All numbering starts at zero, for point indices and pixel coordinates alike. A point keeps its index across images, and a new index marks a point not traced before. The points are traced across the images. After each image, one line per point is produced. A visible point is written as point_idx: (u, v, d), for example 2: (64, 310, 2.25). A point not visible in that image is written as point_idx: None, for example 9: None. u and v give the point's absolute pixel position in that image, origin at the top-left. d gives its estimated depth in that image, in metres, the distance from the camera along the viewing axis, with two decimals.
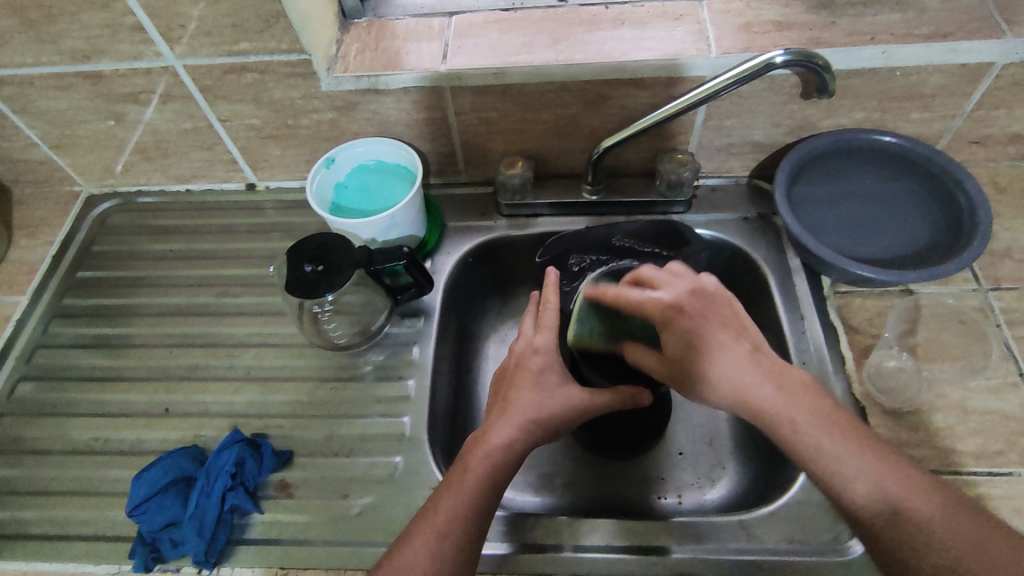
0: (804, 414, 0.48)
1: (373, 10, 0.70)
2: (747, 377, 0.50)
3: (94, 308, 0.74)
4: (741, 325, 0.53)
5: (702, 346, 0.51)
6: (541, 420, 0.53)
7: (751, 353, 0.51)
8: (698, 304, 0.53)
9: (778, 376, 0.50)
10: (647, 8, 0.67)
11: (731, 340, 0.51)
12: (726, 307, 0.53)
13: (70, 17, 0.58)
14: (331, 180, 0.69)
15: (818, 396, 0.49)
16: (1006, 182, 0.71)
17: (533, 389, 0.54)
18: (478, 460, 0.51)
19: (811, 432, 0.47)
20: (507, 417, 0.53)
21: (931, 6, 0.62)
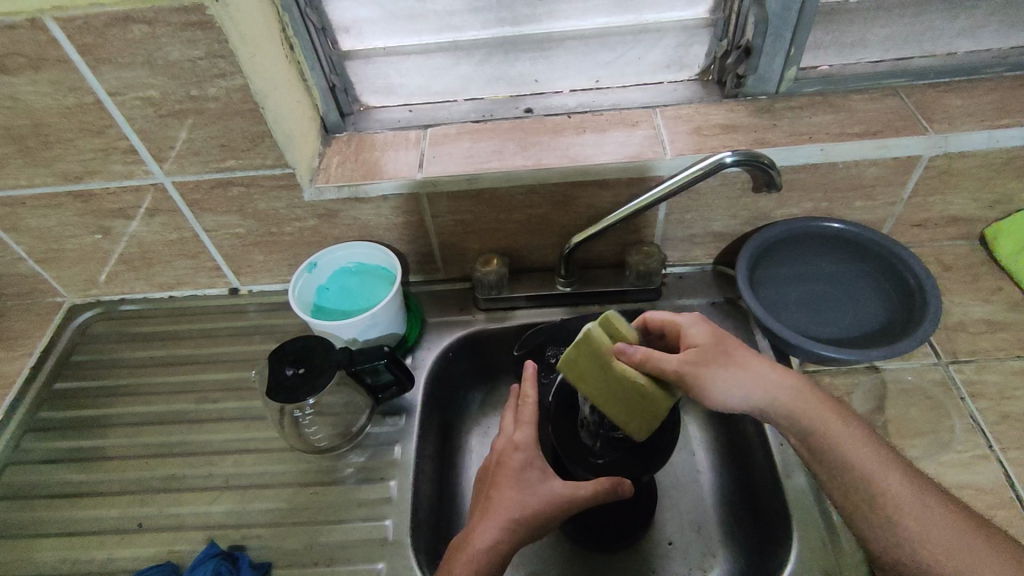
0: (835, 421, 0.53)
1: (353, 125, 0.76)
2: (780, 378, 0.55)
3: (69, 420, 0.73)
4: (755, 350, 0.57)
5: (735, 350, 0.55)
6: (524, 521, 0.53)
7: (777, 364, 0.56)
8: (715, 325, 0.58)
9: (810, 389, 0.55)
10: (606, 116, 0.73)
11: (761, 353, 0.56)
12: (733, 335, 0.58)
13: (66, 143, 0.62)
14: (312, 282, 0.71)
15: (843, 410, 0.55)
16: (951, 260, 0.76)
17: (514, 487, 0.55)
18: (462, 563, 0.51)
19: (839, 435, 0.52)
20: (491, 516, 0.53)
21: (859, 108, 0.69)
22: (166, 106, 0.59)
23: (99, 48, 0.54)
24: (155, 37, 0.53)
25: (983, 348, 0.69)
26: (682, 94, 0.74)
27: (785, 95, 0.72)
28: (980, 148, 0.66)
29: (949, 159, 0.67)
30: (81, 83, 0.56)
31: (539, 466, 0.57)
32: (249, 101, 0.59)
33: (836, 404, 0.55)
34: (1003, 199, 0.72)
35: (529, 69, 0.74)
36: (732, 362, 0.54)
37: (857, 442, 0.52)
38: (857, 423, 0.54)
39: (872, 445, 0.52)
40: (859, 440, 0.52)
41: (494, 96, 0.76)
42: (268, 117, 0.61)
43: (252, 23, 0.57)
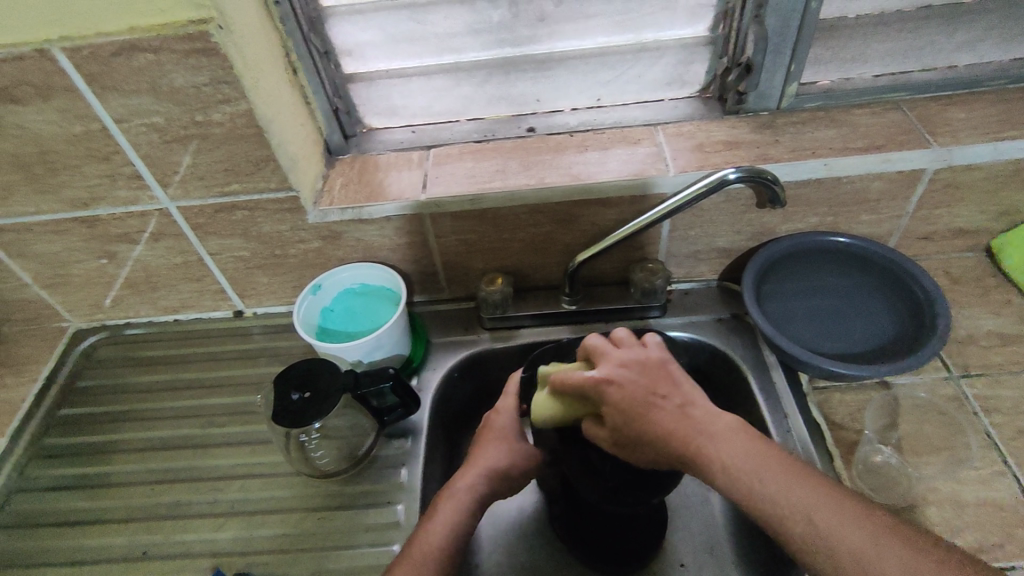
0: (734, 456, 0.48)
1: (357, 146, 0.76)
2: (679, 435, 0.50)
3: (74, 447, 0.72)
4: (675, 385, 0.53)
5: (642, 414, 0.51)
6: (502, 471, 0.60)
7: (682, 414, 0.51)
8: (630, 375, 0.53)
9: (706, 425, 0.50)
10: (609, 134, 0.73)
11: (663, 401, 0.51)
12: (659, 371, 0.53)
13: (72, 169, 0.62)
14: (317, 304, 0.71)
15: (749, 439, 0.49)
16: (959, 272, 0.75)
17: (496, 444, 0.61)
18: (446, 508, 0.56)
19: (742, 472, 0.47)
20: (453, 499, 0.57)
21: (862, 122, 0.69)
22: (171, 131, 0.59)
23: (105, 76, 0.54)
24: (160, 64, 0.54)
25: (995, 361, 0.68)
26: (684, 111, 0.75)
27: (786, 111, 0.72)
28: (984, 161, 0.66)
29: (953, 171, 0.67)
30: (88, 110, 0.57)
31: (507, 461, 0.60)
32: (253, 126, 0.59)
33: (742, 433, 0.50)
34: (1010, 211, 0.71)
35: (530, 88, 0.74)
36: (640, 433, 0.51)
37: (780, 478, 0.46)
38: (766, 456, 0.48)
39: (785, 474, 0.47)
40: (787, 478, 0.46)
41: (497, 115, 0.77)
42: (272, 141, 0.61)
43: (256, 48, 0.58)
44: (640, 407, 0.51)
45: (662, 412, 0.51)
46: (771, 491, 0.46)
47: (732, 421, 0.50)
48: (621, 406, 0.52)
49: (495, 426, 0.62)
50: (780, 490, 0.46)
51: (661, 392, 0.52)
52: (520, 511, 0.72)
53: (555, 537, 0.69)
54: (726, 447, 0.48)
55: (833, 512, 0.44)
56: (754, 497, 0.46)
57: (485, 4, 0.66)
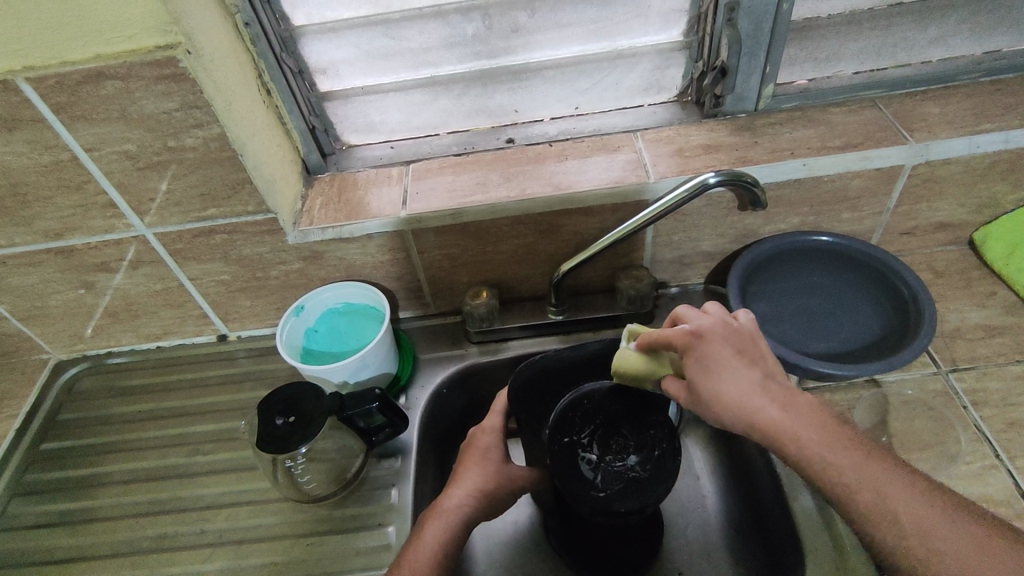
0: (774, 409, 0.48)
1: (336, 165, 0.76)
2: (752, 399, 0.49)
3: (57, 482, 0.71)
4: (758, 357, 0.52)
5: (716, 373, 0.50)
6: (490, 488, 0.60)
7: (761, 383, 0.50)
8: (719, 336, 0.52)
9: (776, 393, 0.49)
10: (588, 142, 0.73)
11: (743, 367, 0.50)
12: (745, 339, 0.52)
13: (44, 201, 0.61)
14: (301, 326, 0.70)
15: (798, 401, 0.49)
16: (943, 266, 0.76)
17: (481, 462, 0.61)
18: (433, 525, 0.56)
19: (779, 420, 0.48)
20: (442, 518, 0.57)
21: (839, 121, 0.69)
22: (144, 158, 0.58)
23: (73, 105, 0.54)
24: (129, 91, 0.53)
25: (983, 354, 0.68)
26: (662, 116, 0.75)
27: (764, 112, 0.72)
28: (961, 155, 0.66)
29: (931, 167, 0.67)
30: (57, 141, 0.56)
31: (495, 480, 0.60)
32: (227, 149, 0.58)
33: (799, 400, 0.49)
34: (989, 203, 0.72)
35: (508, 99, 0.74)
36: (713, 388, 0.50)
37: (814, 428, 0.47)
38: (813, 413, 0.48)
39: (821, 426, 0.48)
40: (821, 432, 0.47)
41: (475, 127, 0.76)
42: (247, 164, 0.60)
43: (225, 72, 0.57)
44: (718, 364, 0.50)
45: (732, 375, 0.50)
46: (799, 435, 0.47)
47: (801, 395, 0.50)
48: (700, 361, 0.51)
49: (483, 443, 0.63)
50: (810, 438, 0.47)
51: (743, 351, 0.52)
52: (514, 523, 0.71)
53: (552, 552, 0.68)
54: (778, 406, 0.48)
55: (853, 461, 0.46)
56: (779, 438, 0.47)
57: (458, 18, 0.65)
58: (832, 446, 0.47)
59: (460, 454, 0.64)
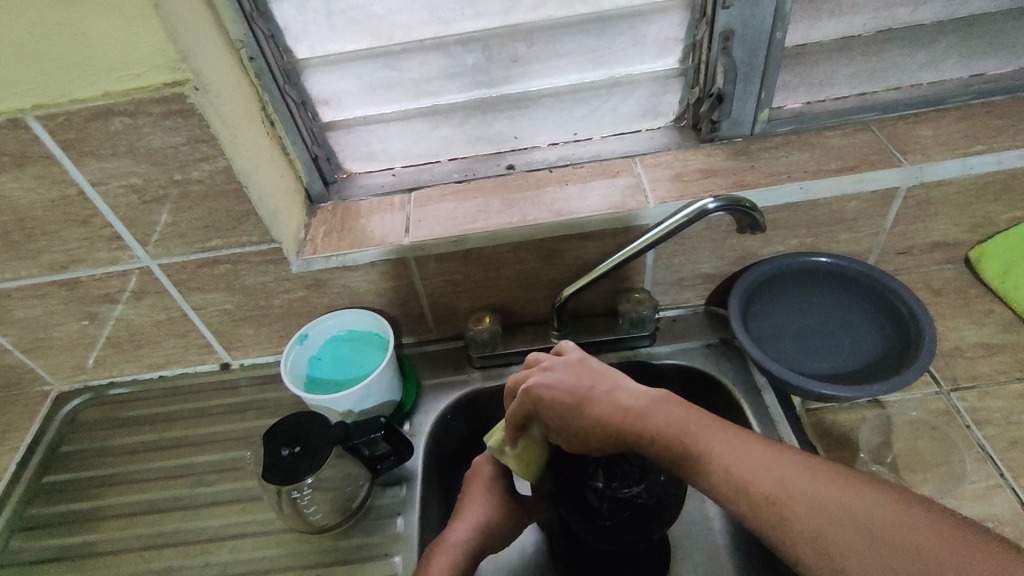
0: (678, 428, 0.48)
1: (338, 193, 0.76)
2: (625, 407, 0.50)
3: (59, 516, 0.70)
4: (600, 374, 0.52)
5: (580, 409, 0.50)
6: (494, 520, 0.60)
7: (617, 396, 0.50)
8: (560, 374, 0.52)
9: (657, 402, 0.50)
10: (587, 168, 0.74)
11: (600, 389, 0.51)
12: (580, 367, 0.52)
13: (49, 234, 0.62)
14: (305, 354, 0.71)
15: (697, 415, 0.49)
16: (941, 284, 0.76)
17: (486, 493, 0.61)
18: (440, 558, 0.56)
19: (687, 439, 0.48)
20: (448, 554, 0.56)
21: (834, 144, 0.70)
22: (150, 191, 0.59)
23: (81, 141, 0.54)
24: (137, 127, 0.54)
25: (983, 372, 0.68)
26: (659, 141, 0.76)
27: (759, 136, 0.74)
28: (954, 176, 0.67)
29: (926, 188, 0.68)
30: (64, 176, 0.57)
31: (501, 512, 0.60)
32: (232, 182, 0.59)
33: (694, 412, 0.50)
34: (984, 223, 0.73)
35: (508, 127, 0.75)
36: (592, 422, 0.50)
37: (722, 442, 0.48)
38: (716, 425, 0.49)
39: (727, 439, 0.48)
40: (729, 446, 0.47)
41: (476, 154, 0.77)
42: (252, 195, 0.61)
43: (232, 106, 0.58)
44: (583, 397, 0.50)
45: (602, 398, 0.50)
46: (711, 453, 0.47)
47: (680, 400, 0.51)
48: (557, 406, 0.51)
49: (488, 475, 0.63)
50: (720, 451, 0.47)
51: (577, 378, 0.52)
52: (520, 554, 0.70)
53: None
54: (672, 420, 0.49)
55: (772, 468, 0.46)
56: (690, 456, 0.48)
57: (459, 49, 0.67)
58: (745, 459, 0.46)
59: (464, 485, 0.64)
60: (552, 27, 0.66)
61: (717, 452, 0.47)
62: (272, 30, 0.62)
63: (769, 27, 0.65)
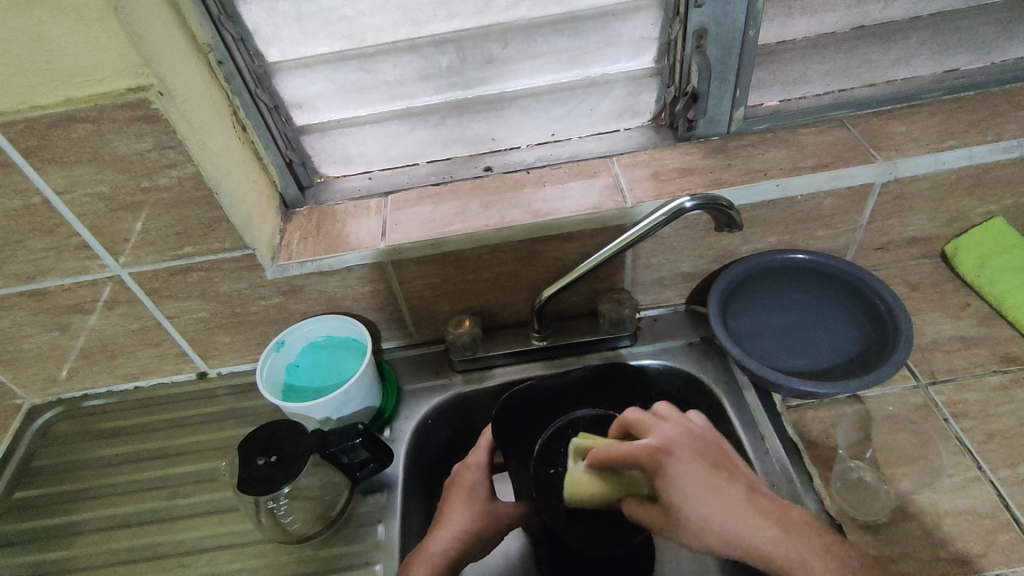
0: (700, 498, 0.47)
1: (314, 198, 0.75)
2: (733, 523, 0.46)
3: (32, 533, 0.69)
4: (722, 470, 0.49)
5: (693, 498, 0.47)
6: (476, 529, 0.60)
7: (714, 485, 0.47)
8: (683, 451, 0.49)
9: (702, 482, 0.47)
10: (564, 169, 0.74)
11: (711, 483, 0.47)
12: (705, 450, 0.50)
13: (15, 244, 0.60)
14: (281, 361, 0.70)
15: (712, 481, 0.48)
16: (918, 279, 0.77)
17: (466, 503, 0.61)
18: (422, 565, 0.55)
19: (698, 506, 0.47)
20: (428, 562, 0.56)
21: (809, 141, 0.71)
22: (117, 199, 0.58)
23: (44, 149, 0.53)
24: (101, 134, 0.53)
25: (960, 365, 0.69)
26: (637, 140, 0.76)
27: (735, 134, 0.74)
28: (928, 172, 0.68)
29: (900, 184, 0.68)
30: (28, 184, 0.55)
31: (483, 523, 0.60)
32: (202, 188, 0.58)
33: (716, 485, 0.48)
34: (959, 217, 0.73)
35: (485, 128, 0.74)
36: (692, 512, 0.47)
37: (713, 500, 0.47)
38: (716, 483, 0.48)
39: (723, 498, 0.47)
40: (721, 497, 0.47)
41: (453, 156, 0.77)
42: (222, 201, 0.60)
43: (199, 110, 0.57)
44: (697, 493, 0.47)
45: (708, 500, 0.47)
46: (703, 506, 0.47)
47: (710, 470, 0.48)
48: (676, 484, 0.47)
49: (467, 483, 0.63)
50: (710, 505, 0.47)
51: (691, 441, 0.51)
52: (505, 557, 0.69)
53: None
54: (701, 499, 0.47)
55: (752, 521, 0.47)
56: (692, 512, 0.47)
57: (432, 51, 0.66)
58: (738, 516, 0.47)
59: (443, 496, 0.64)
60: (526, 27, 0.65)
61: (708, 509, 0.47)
62: (241, 33, 0.61)
63: (742, 26, 0.65)
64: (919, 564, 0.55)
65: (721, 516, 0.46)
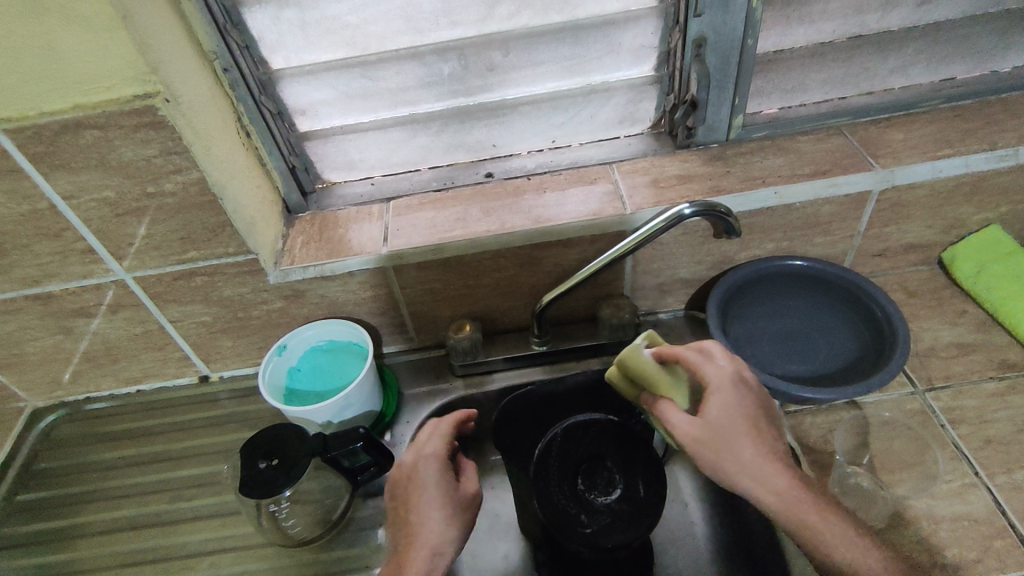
0: (725, 421, 0.53)
1: (316, 203, 0.76)
2: (734, 448, 0.52)
3: (34, 535, 0.69)
4: (748, 408, 0.54)
5: (712, 414, 0.53)
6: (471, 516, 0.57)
7: (738, 419, 0.53)
8: (719, 377, 0.55)
9: (730, 413, 0.53)
10: (565, 175, 0.74)
11: (734, 412, 0.53)
12: (732, 389, 0.54)
13: (21, 249, 0.61)
14: (283, 365, 0.70)
15: (739, 415, 0.53)
16: (915, 285, 0.77)
17: (463, 489, 0.57)
18: (421, 560, 0.52)
19: (716, 426, 0.53)
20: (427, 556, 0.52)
21: (807, 149, 0.71)
22: (123, 205, 0.58)
23: (51, 155, 0.54)
24: (107, 140, 0.53)
25: (957, 372, 0.69)
26: (637, 147, 0.77)
27: (734, 141, 0.74)
28: (925, 179, 0.69)
29: (897, 191, 0.69)
30: (34, 190, 0.56)
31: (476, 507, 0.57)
32: (207, 194, 0.59)
33: (739, 420, 0.53)
34: (956, 224, 0.74)
35: (486, 135, 0.75)
36: (704, 425, 0.53)
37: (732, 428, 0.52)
38: (742, 422, 0.53)
39: (747, 436, 0.52)
40: (745, 431, 0.52)
41: (455, 162, 0.78)
42: (227, 207, 0.60)
43: (205, 116, 0.58)
44: (716, 418, 0.53)
45: (721, 424, 0.53)
46: (722, 430, 0.53)
47: (745, 410, 0.53)
48: (708, 397, 0.54)
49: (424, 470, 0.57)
50: (728, 431, 0.52)
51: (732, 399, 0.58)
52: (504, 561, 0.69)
53: None
54: (720, 424, 0.53)
55: (766, 468, 0.51)
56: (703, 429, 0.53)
57: (434, 58, 0.67)
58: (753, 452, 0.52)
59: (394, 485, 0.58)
60: (527, 35, 0.66)
61: (718, 429, 0.53)
62: (246, 41, 0.62)
63: (741, 35, 0.66)
64: (917, 569, 0.56)
65: (727, 437, 0.52)
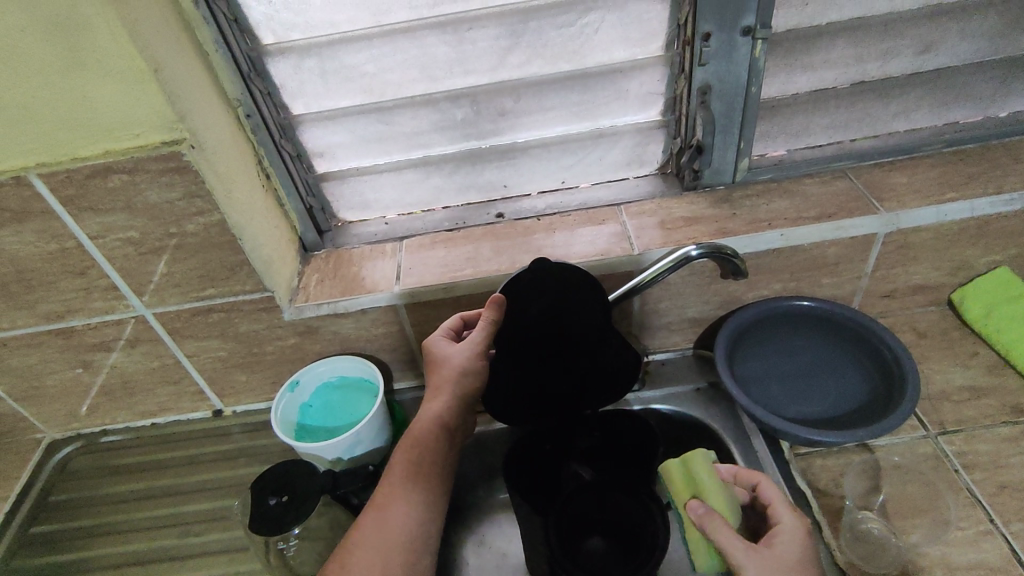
0: (778, 555, 0.51)
1: (332, 241, 0.78)
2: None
3: (45, 569, 0.70)
4: (804, 557, 0.52)
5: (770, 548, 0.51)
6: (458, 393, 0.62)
7: (792, 561, 0.51)
8: (784, 520, 0.54)
9: (784, 551, 0.52)
10: (574, 216, 0.76)
11: (788, 554, 0.51)
12: (796, 535, 0.53)
13: (47, 285, 0.63)
14: (295, 401, 0.71)
15: (795, 561, 0.51)
16: (925, 327, 0.77)
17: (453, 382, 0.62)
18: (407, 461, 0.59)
19: (768, 557, 0.50)
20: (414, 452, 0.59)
21: (813, 192, 0.73)
22: (146, 244, 0.61)
23: (81, 197, 0.56)
24: (134, 183, 0.56)
25: (969, 415, 0.69)
26: (644, 189, 0.78)
27: (740, 183, 0.76)
28: (930, 223, 0.69)
29: (903, 234, 0.70)
30: (64, 230, 0.58)
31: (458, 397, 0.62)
32: (227, 234, 0.61)
33: (791, 560, 0.51)
34: (964, 266, 0.74)
35: (497, 176, 0.77)
36: (759, 552, 0.51)
37: (782, 561, 0.50)
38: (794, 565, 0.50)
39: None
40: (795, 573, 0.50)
41: (467, 202, 0.80)
42: (246, 246, 0.63)
43: (227, 161, 0.60)
44: (770, 551, 0.51)
45: (774, 557, 0.51)
46: (772, 557, 0.51)
47: (797, 555, 0.51)
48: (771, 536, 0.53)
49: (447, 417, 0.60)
50: (779, 559, 0.51)
51: (754, 519, 0.60)
52: None
53: None
54: (774, 556, 0.51)
55: None
56: (756, 549, 0.51)
57: (447, 104, 0.69)
58: None
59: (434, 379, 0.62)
60: (537, 83, 0.69)
61: (770, 557, 0.51)
62: (268, 88, 0.65)
63: (744, 82, 0.68)
64: None
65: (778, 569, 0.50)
